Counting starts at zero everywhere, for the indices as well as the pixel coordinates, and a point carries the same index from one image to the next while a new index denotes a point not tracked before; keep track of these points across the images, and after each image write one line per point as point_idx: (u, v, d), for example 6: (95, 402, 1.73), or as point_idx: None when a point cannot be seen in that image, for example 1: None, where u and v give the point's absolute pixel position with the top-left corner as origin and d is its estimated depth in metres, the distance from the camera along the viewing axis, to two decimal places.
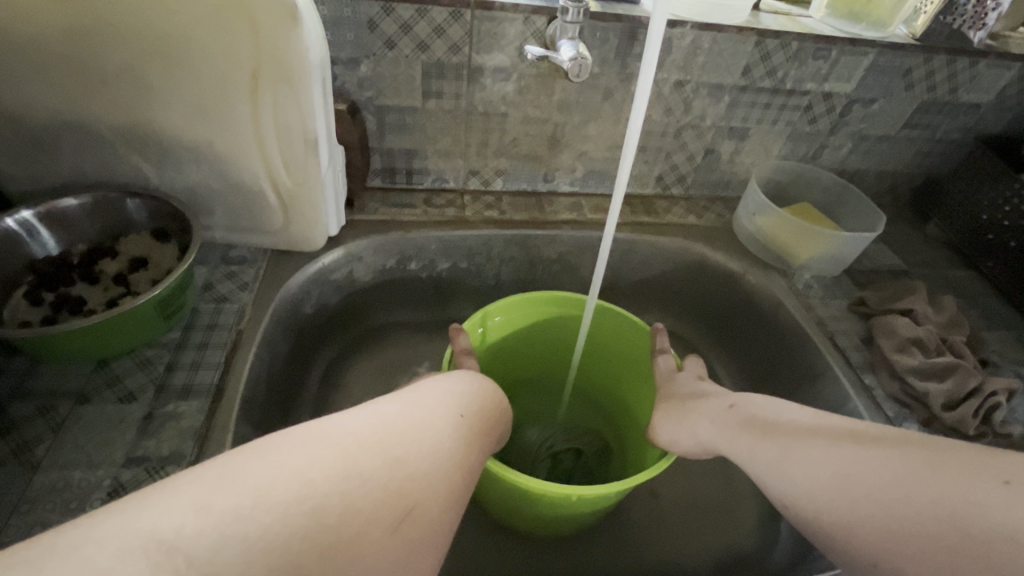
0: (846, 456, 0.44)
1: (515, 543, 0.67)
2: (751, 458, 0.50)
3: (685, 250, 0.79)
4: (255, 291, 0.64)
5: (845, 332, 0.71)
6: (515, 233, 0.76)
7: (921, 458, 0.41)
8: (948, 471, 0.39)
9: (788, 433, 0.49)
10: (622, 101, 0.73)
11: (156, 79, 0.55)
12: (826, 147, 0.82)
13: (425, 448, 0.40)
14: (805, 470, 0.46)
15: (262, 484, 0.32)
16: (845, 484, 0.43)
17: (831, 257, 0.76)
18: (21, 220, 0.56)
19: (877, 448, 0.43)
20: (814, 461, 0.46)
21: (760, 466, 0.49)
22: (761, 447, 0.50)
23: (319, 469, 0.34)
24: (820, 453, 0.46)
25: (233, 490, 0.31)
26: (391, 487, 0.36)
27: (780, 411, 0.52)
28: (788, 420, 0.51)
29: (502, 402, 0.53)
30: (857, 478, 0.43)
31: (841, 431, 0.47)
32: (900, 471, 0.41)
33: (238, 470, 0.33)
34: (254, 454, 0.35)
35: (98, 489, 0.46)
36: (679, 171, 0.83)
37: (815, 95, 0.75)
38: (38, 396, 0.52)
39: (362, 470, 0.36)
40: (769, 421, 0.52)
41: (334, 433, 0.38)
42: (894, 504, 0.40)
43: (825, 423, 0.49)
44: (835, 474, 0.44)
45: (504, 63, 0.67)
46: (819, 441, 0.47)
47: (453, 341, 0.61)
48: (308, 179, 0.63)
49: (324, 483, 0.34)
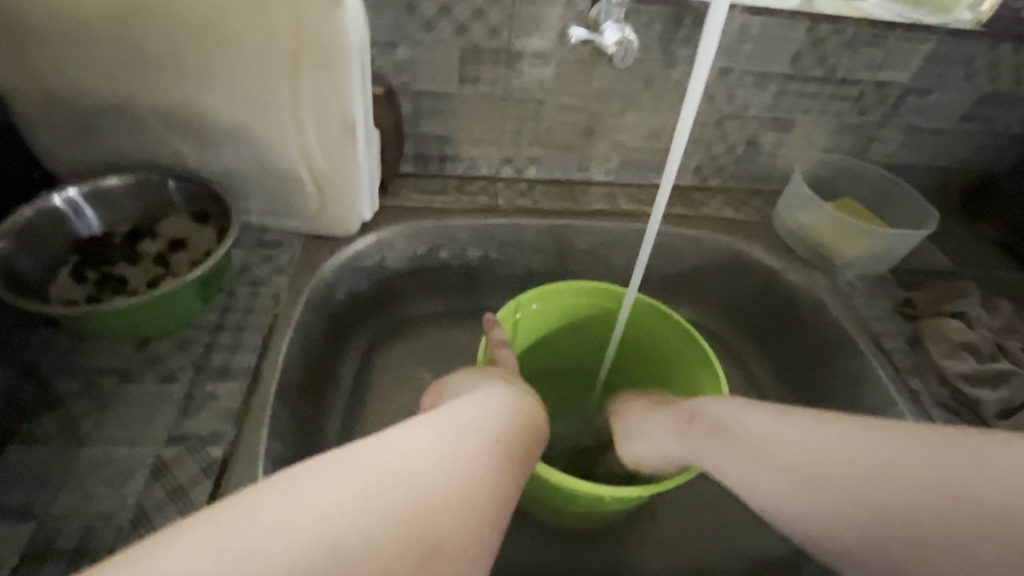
0: (826, 458, 0.45)
1: (544, 535, 0.67)
2: (731, 474, 0.49)
3: (723, 245, 0.77)
4: (290, 275, 0.64)
5: (890, 334, 0.68)
6: (548, 224, 0.75)
7: (900, 447, 0.44)
8: (924, 454, 0.43)
9: (761, 444, 0.48)
10: (662, 89, 0.70)
11: (197, 63, 0.55)
12: (876, 139, 0.79)
13: (450, 476, 0.37)
14: (789, 482, 0.46)
15: (277, 524, 0.31)
16: (833, 488, 0.44)
17: (877, 255, 0.73)
18: (68, 199, 0.58)
19: (854, 443, 0.45)
20: (794, 470, 0.46)
21: (742, 481, 0.49)
22: (739, 463, 0.48)
23: (340, 507, 0.33)
24: (802, 464, 0.46)
25: (248, 528, 0.31)
26: (414, 521, 0.34)
27: (747, 414, 0.50)
28: (759, 429, 0.49)
29: (542, 422, 0.48)
30: (842, 478, 0.44)
31: (814, 430, 0.47)
32: (885, 465, 0.43)
33: (255, 504, 0.32)
34: (273, 488, 0.33)
35: (141, 466, 0.47)
36: (718, 163, 0.80)
37: (867, 85, 0.72)
38: (81, 373, 0.53)
39: (383, 504, 0.34)
40: (739, 432, 0.49)
41: (355, 463, 0.35)
42: (884, 498, 0.43)
43: (796, 425, 0.48)
44: (818, 478, 0.45)
45: (544, 48, 0.65)
46: (794, 446, 0.47)
47: (488, 333, 0.60)
48: (344, 164, 0.63)
49: (340, 518, 0.32)
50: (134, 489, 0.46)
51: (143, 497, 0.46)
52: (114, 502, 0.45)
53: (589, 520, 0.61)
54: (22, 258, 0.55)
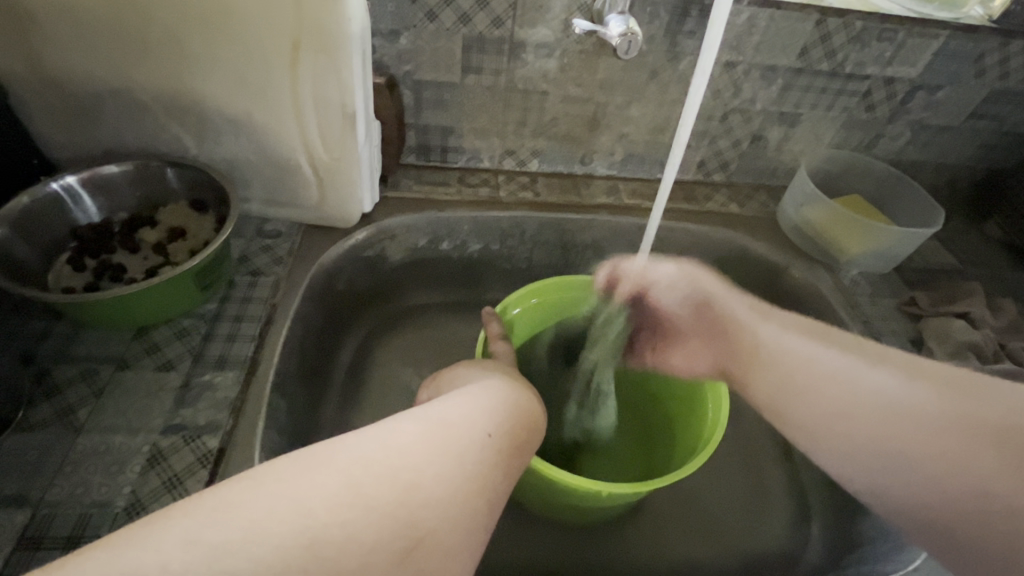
0: (844, 396, 0.46)
1: (542, 529, 0.67)
2: (755, 388, 0.53)
3: (726, 241, 0.76)
4: (289, 266, 0.63)
5: (893, 333, 0.68)
6: (550, 217, 0.74)
7: (932, 412, 0.42)
8: (982, 453, 0.38)
9: (777, 361, 0.51)
10: (668, 82, 0.69)
11: (197, 49, 0.55)
12: (883, 136, 0.77)
13: (439, 469, 0.35)
14: (799, 398, 0.49)
15: (257, 517, 0.29)
16: (834, 418, 0.46)
17: (881, 253, 0.73)
18: (66, 185, 0.57)
19: (887, 395, 0.44)
20: (807, 393, 0.48)
21: (764, 394, 0.52)
22: (759, 375, 0.52)
23: (322, 499, 0.31)
24: (823, 386, 0.48)
25: (225, 520, 0.28)
26: (401, 514, 0.32)
27: (776, 336, 0.53)
28: (784, 347, 0.51)
29: (537, 418, 0.47)
30: (848, 414, 0.45)
31: (834, 362, 0.48)
32: (896, 418, 0.43)
33: (234, 498, 0.30)
34: (255, 481, 0.31)
35: (137, 454, 0.47)
36: (723, 158, 0.79)
37: (876, 81, 0.71)
38: (79, 361, 0.53)
39: (368, 499, 0.32)
40: (769, 352, 0.52)
41: (341, 454, 0.34)
42: (879, 444, 0.43)
43: (821, 355, 0.49)
44: (824, 403, 0.47)
45: (548, 39, 0.65)
46: (819, 373, 0.49)
47: (486, 326, 0.60)
48: (345, 154, 0.62)
49: (323, 512, 0.30)
50: (130, 477, 0.46)
51: (139, 486, 0.46)
52: (110, 491, 0.45)
53: (589, 515, 0.61)
54: (20, 244, 0.55)
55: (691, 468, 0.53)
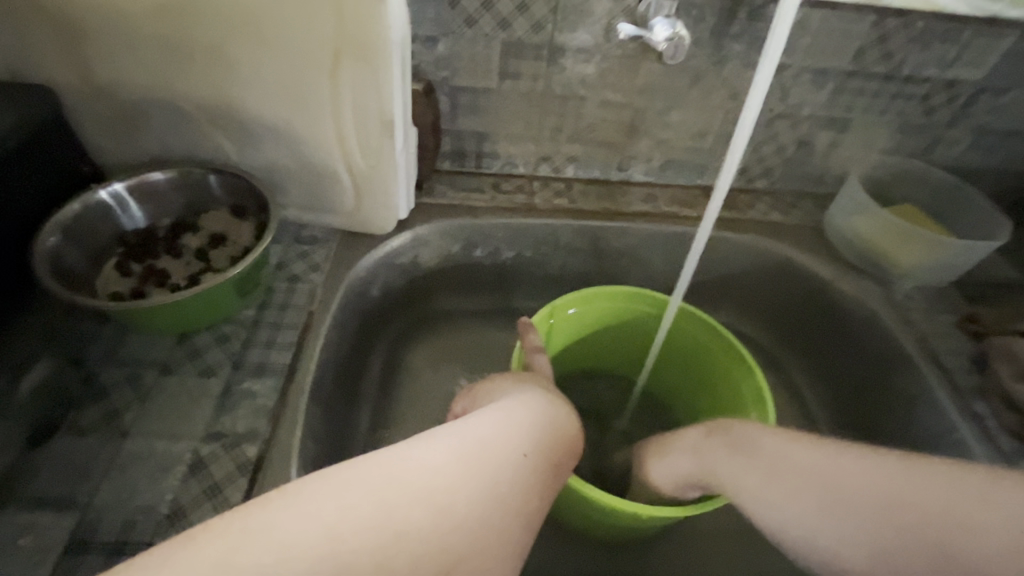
0: (860, 485, 0.43)
1: (575, 546, 0.65)
2: (754, 502, 0.47)
3: (770, 251, 0.73)
4: (325, 273, 0.64)
5: (953, 352, 0.64)
6: (585, 225, 0.73)
7: (915, 475, 0.42)
8: (969, 501, 0.40)
9: (801, 473, 0.45)
10: (711, 86, 0.67)
11: (240, 57, 0.55)
12: (942, 141, 0.73)
13: (471, 491, 0.34)
14: (801, 499, 0.44)
15: (287, 539, 0.28)
16: (840, 510, 0.43)
17: (940, 267, 0.69)
18: (114, 192, 0.59)
19: (899, 476, 0.42)
20: (832, 495, 0.43)
21: (799, 520, 0.44)
22: (778, 489, 0.45)
23: (353, 522, 0.30)
24: (852, 494, 0.43)
25: (256, 543, 0.28)
26: (430, 539, 0.31)
27: (789, 445, 0.47)
28: (802, 455, 0.46)
29: (575, 435, 0.45)
30: (852, 500, 0.43)
31: (850, 461, 0.44)
32: (892, 489, 0.42)
33: (266, 518, 0.29)
34: (286, 501, 0.31)
35: (179, 461, 0.48)
36: (767, 164, 0.75)
37: (935, 84, 0.67)
38: (125, 364, 0.54)
39: (398, 522, 0.31)
40: (791, 465, 0.45)
41: (374, 472, 0.33)
42: (893, 523, 0.41)
43: (834, 456, 0.45)
44: (826, 499, 0.43)
45: (588, 43, 0.63)
46: (828, 470, 0.44)
47: (522, 338, 0.59)
48: (381, 160, 0.62)
49: (353, 536, 0.29)
50: (171, 484, 0.47)
51: (180, 493, 0.46)
52: (153, 497, 0.46)
53: (623, 533, 0.60)
54: (71, 251, 0.56)
55: (707, 506, 0.51)
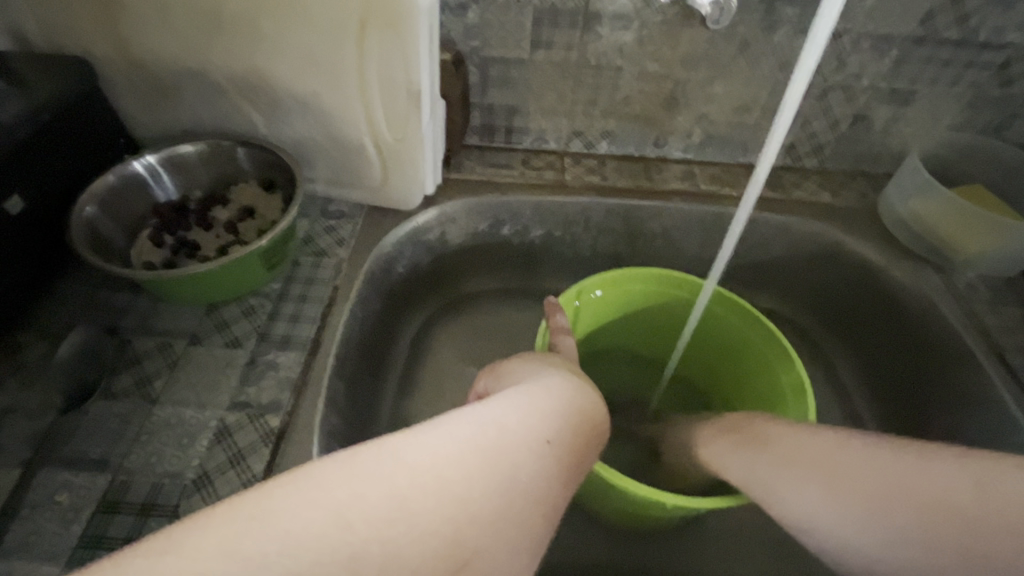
0: (846, 469, 0.41)
1: (598, 534, 0.63)
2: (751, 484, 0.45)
3: (817, 234, 0.68)
4: (351, 248, 0.63)
5: (1019, 348, 0.59)
6: (618, 203, 0.70)
7: (908, 461, 0.40)
8: (932, 479, 0.38)
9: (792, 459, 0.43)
10: (759, 55, 0.62)
11: (267, 27, 0.54)
12: (1020, 116, 0.66)
13: (486, 483, 0.32)
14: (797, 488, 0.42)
15: (295, 527, 0.27)
16: (815, 485, 0.41)
17: (1009, 255, 0.63)
18: (146, 164, 0.60)
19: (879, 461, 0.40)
20: (817, 480, 0.41)
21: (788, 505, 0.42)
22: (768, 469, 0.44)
23: (362, 511, 0.29)
24: (833, 474, 0.41)
25: (262, 529, 0.27)
26: (442, 532, 0.29)
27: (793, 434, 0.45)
28: (802, 441, 0.44)
29: (602, 424, 0.43)
30: (830, 478, 0.41)
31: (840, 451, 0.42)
32: (885, 475, 0.39)
33: (273, 506, 0.28)
34: (296, 487, 0.29)
35: (206, 429, 0.49)
36: (817, 140, 0.70)
37: (1016, 50, 0.60)
38: (157, 333, 0.56)
39: (409, 512, 0.29)
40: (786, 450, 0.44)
41: (386, 459, 0.32)
42: (881, 506, 0.39)
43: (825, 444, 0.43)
44: (821, 486, 0.41)
45: (626, 9, 0.59)
46: (813, 453, 0.42)
47: (549, 318, 0.57)
48: (408, 135, 0.61)
49: (362, 524, 0.28)
50: (198, 451, 0.48)
51: (206, 459, 0.47)
52: (180, 463, 0.47)
53: (647, 522, 0.58)
54: (107, 222, 0.58)
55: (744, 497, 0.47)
